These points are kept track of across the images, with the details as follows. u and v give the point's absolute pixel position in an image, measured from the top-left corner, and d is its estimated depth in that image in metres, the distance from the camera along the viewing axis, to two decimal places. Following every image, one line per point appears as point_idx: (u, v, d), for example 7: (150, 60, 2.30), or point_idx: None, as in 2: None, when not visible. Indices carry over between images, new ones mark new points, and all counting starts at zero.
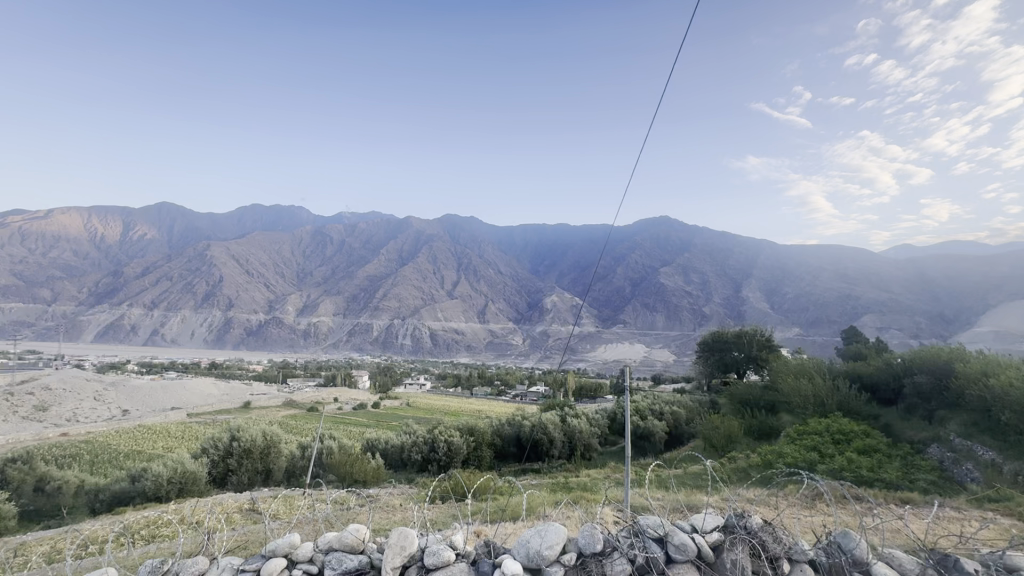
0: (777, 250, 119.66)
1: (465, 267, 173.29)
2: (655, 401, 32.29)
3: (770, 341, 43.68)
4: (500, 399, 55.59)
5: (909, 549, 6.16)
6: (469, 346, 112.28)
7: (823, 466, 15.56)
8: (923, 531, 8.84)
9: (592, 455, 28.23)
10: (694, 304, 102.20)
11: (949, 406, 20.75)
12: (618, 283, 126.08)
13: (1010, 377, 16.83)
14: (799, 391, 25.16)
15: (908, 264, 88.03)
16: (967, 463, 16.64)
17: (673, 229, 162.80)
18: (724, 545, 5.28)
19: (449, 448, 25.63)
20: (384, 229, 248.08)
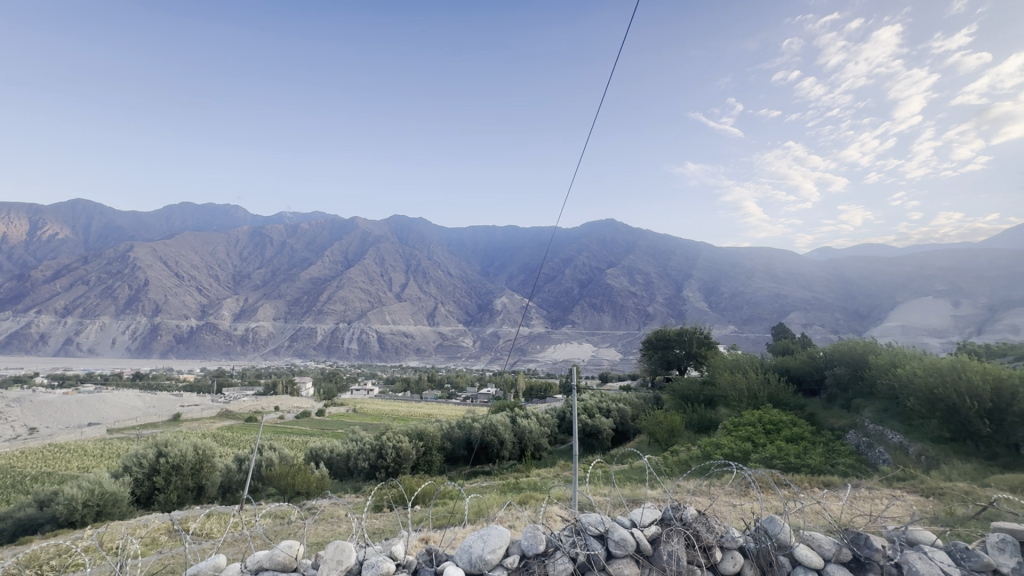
0: (714, 253, 127.03)
1: (414, 268, 170.32)
2: (602, 399, 33.12)
3: (709, 338, 45.95)
4: (451, 402, 55.07)
5: (825, 528, 6.62)
6: (419, 349, 110.25)
7: (757, 456, 16.52)
8: (838, 511, 9.65)
9: (542, 455, 28.51)
10: (639, 304, 105.74)
11: (863, 395, 22.80)
12: (567, 284, 128.21)
13: (913, 368, 18.66)
14: (734, 385, 26.65)
15: (827, 268, 97.34)
16: (879, 446, 18.19)
17: (618, 233, 168.48)
18: (661, 537, 5.45)
19: (398, 452, 25.11)
20: (328, 230, 239.45)
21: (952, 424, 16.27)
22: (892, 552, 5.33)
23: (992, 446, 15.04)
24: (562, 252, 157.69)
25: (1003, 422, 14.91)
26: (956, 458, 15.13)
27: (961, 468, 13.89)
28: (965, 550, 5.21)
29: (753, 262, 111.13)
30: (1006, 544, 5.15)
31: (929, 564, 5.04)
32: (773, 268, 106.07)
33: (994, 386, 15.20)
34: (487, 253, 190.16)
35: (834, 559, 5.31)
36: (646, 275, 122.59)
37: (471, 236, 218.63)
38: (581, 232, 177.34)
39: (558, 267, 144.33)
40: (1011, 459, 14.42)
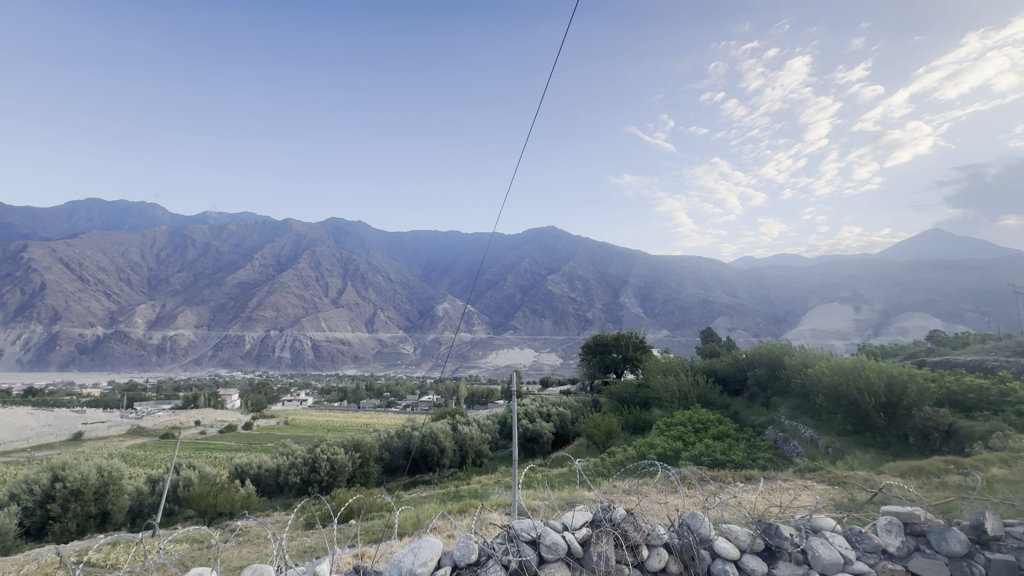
0: (648, 262, 133.30)
1: (352, 273, 164.29)
2: (542, 404, 33.54)
3: (644, 342, 47.94)
4: (390, 411, 53.53)
5: (741, 519, 7.06)
6: (357, 357, 106.27)
7: (686, 454, 17.41)
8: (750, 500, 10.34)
9: (483, 461, 28.34)
10: (578, 310, 108.37)
11: (780, 393, 24.67)
12: (509, 290, 128.86)
13: (822, 368, 20.44)
14: (667, 387, 27.96)
15: (748, 276, 105.58)
16: (793, 439, 19.69)
17: (559, 240, 172.72)
18: (592, 539, 5.57)
19: (333, 465, 24.05)
20: (259, 232, 226.29)
21: (854, 418, 17.94)
22: (796, 537, 5.82)
23: (886, 437, 16.74)
24: (504, 258, 158.64)
25: (895, 415, 16.66)
26: (857, 448, 16.68)
27: (861, 457, 15.34)
28: (860, 533, 5.77)
29: (683, 270, 117.88)
30: (893, 525, 5.74)
31: (828, 548, 5.54)
32: (702, 275, 113.03)
33: (888, 382, 16.94)
34: (429, 259, 187.43)
35: (748, 549, 5.68)
36: (585, 281, 126.17)
37: (412, 241, 214.62)
38: (523, 238, 179.25)
39: (500, 274, 145.20)
40: (901, 447, 16.14)
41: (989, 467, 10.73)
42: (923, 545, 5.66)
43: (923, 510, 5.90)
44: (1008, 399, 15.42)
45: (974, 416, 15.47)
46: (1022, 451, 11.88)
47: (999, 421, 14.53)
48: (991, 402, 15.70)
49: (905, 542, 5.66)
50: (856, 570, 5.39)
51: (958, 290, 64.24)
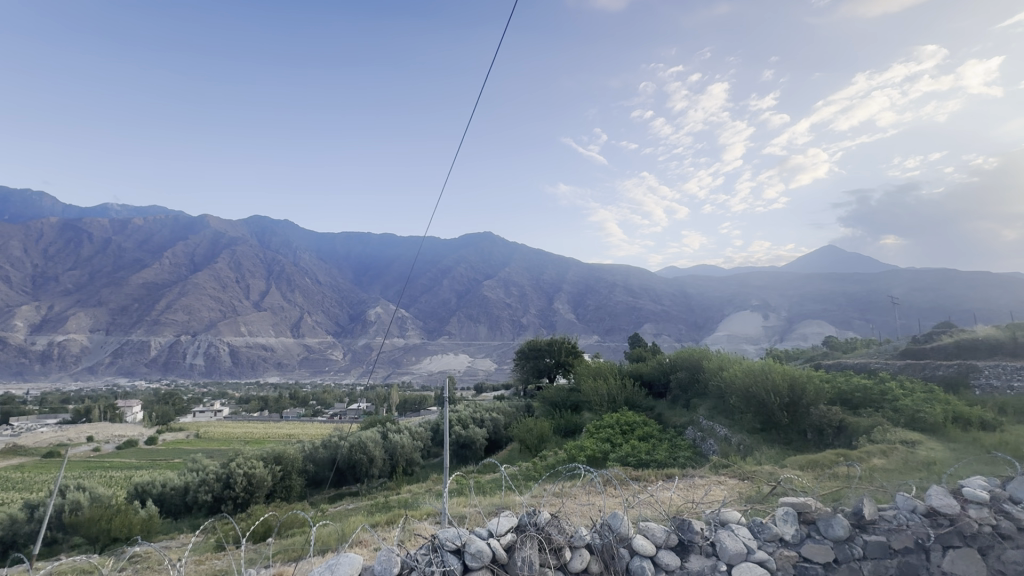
0: (581, 269, 137.57)
1: (276, 274, 154.73)
2: (476, 410, 33.38)
3: (576, 347, 49.30)
4: (316, 420, 50.82)
5: (659, 516, 7.38)
6: (280, 363, 100.10)
7: (613, 455, 18.04)
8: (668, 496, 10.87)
9: (414, 469, 27.67)
10: (513, 316, 109.40)
11: (699, 395, 26.29)
12: (444, 295, 127.45)
13: (735, 371, 22.11)
14: (597, 391, 28.93)
15: (673, 284, 112.42)
16: (709, 438, 21.02)
17: (495, 246, 173.88)
18: (516, 545, 5.61)
19: (251, 479, 22.46)
20: (170, 228, 207.38)
21: (763, 417, 19.53)
22: (708, 531, 6.22)
23: (789, 433, 18.39)
24: (440, 262, 156.87)
25: (796, 413, 18.35)
26: (764, 444, 18.14)
27: (768, 453, 16.73)
28: (761, 524, 6.24)
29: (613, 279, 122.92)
30: (789, 514, 6.28)
31: (734, 539, 5.98)
32: (631, 283, 118.45)
33: (790, 383, 18.65)
34: (361, 262, 181.14)
35: (664, 544, 5.98)
36: (521, 287, 127.81)
37: (343, 242, 206.27)
38: (459, 243, 178.30)
39: (436, 278, 143.33)
40: (801, 442, 17.76)
41: (869, 458, 12.12)
42: (813, 532, 6.23)
43: (813, 500, 6.51)
44: (887, 397, 17.53)
45: (860, 412, 17.39)
46: (897, 442, 13.53)
47: (880, 416, 16.46)
48: (873, 399, 17.76)
49: (799, 529, 6.21)
50: (758, 558, 5.83)
51: (847, 302, 73.10)
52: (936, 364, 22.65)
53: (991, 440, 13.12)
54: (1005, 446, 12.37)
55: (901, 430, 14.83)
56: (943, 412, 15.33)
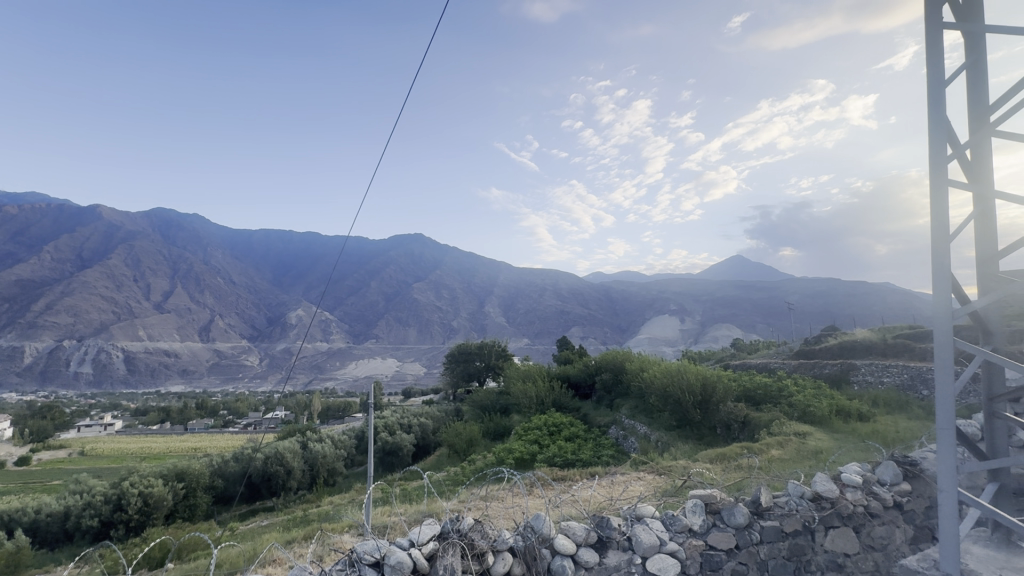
0: (512, 273, 139.29)
1: (183, 272, 141.65)
2: (403, 415, 32.54)
3: (506, 350, 49.69)
4: (227, 431, 46.89)
5: (579, 514, 7.53)
6: (185, 371, 91.42)
7: (541, 457, 18.35)
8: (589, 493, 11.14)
9: (336, 480, 26.43)
10: (444, 319, 108.35)
11: (622, 395, 27.49)
12: (372, 297, 123.19)
13: (654, 372, 23.42)
14: (526, 394, 29.37)
15: (599, 289, 117.09)
16: (630, 436, 22.01)
17: (426, 247, 171.29)
18: (438, 553, 5.53)
19: (147, 499, 20.17)
20: (51, 218, 182.04)
21: (678, 414, 20.81)
22: (625, 527, 6.48)
23: (701, 429, 19.66)
24: (368, 263, 151.69)
25: (707, 410, 19.75)
26: (680, 440, 19.26)
27: (682, 449, 17.78)
28: (672, 516, 6.62)
29: (543, 283, 125.86)
30: (697, 506, 6.67)
31: (648, 533, 6.29)
32: (559, 287, 121.78)
33: (702, 383, 20.06)
34: (281, 261, 170.62)
35: (583, 543, 6.14)
36: (452, 291, 126.90)
37: (260, 240, 193.11)
38: (389, 244, 173.58)
39: (363, 279, 138.37)
40: (711, 437, 19.04)
41: (768, 450, 13.30)
42: (717, 521, 6.68)
43: (719, 491, 6.97)
44: (783, 393, 19.37)
45: (762, 407, 19.07)
46: (791, 434, 14.98)
47: (778, 410, 18.08)
48: (772, 395, 19.56)
49: (706, 519, 6.62)
50: (669, 549, 6.20)
51: (751, 306, 80.34)
52: (824, 364, 25.41)
53: (865, 429, 14.96)
54: (876, 435, 14.17)
55: (795, 423, 16.40)
56: (828, 406, 17.23)
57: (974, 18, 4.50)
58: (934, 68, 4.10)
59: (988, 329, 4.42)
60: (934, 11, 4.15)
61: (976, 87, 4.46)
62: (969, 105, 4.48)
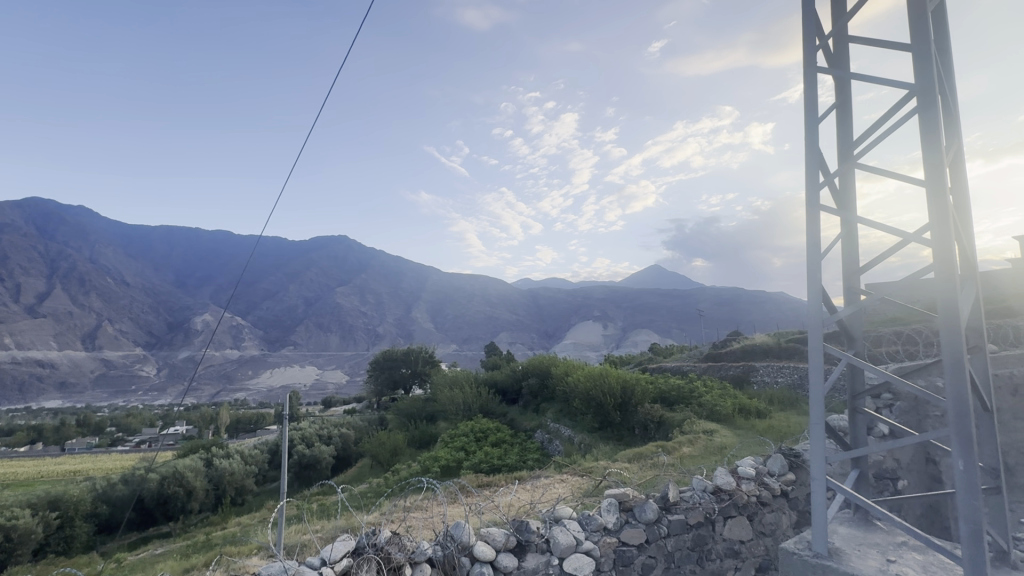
0: (441, 278, 137.87)
1: (64, 270, 124.41)
2: (323, 426, 30.79)
3: (433, 357, 48.99)
4: (116, 450, 41.75)
5: (498, 521, 7.52)
6: (64, 383, 80.22)
7: (467, 463, 18.24)
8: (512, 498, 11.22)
9: (244, 499, 24.47)
10: (368, 325, 104.84)
11: (547, 399, 28.09)
12: (290, 301, 115.97)
13: (578, 376, 24.21)
14: (453, 400, 29.08)
15: (527, 295, 119.13)
16: (555, 439, 22.56)
17: (350, 249, 164.84)
18: (352, 571, 5.32)
19: (10, 533, 17.40)
20: None
21: (600, 417, 21.65)
22: (545, 530, 6.60)
23: (621, 429, 20.58)
24: (286, 265, 142.96)
25: (626, 412, 20.73)
26: (601, 442, 20.02)
27: (604, 450, 18.47)
28: (589, 516, 6.85)
29: (472, 289, 125.88)
30: (612, 504, 6.98)
31: (565, 534, 6.46)
32: (488, 293, 122.49)
33: (622, 387, 21.04)
34: (185, 261, 155.45)
35: (503, 548, 6.18)
36: (378, 295, 123.03)
37: (161, 236, 174.89)
38: (310, 245, 164.42)
39: (281, 280, 129.95)
40: (630, 437, 19.97)
41: (680, 448, 14.22)
42: (630, 518, 7.01)
43: (631, 489, 7.32)
44: (694, 393, 20.82)
45: (674, 407, 20.33)
46: (700, 432, 16.17)
47: (689, 410, 19.34)
48: (684, 396, 20.92)
49: (619, 517, 6.94)
50: (585, 549, 6.42)
51: (666, 313, 85.90)
52: (728, 366, 27.68)
53: (762, 425, 16.46)
54: (772, 430, 15.65)
55: (703, 422, 17.67)
56: (731, 405, 18.78)
57: (842, 64, 5.19)
58: (812, 105, 4.66)
59: (852, 334, 5.07)
60: (810, 54, 4.71)
61: (845, 125, 5.12)
62: (838, 139, 5.16)
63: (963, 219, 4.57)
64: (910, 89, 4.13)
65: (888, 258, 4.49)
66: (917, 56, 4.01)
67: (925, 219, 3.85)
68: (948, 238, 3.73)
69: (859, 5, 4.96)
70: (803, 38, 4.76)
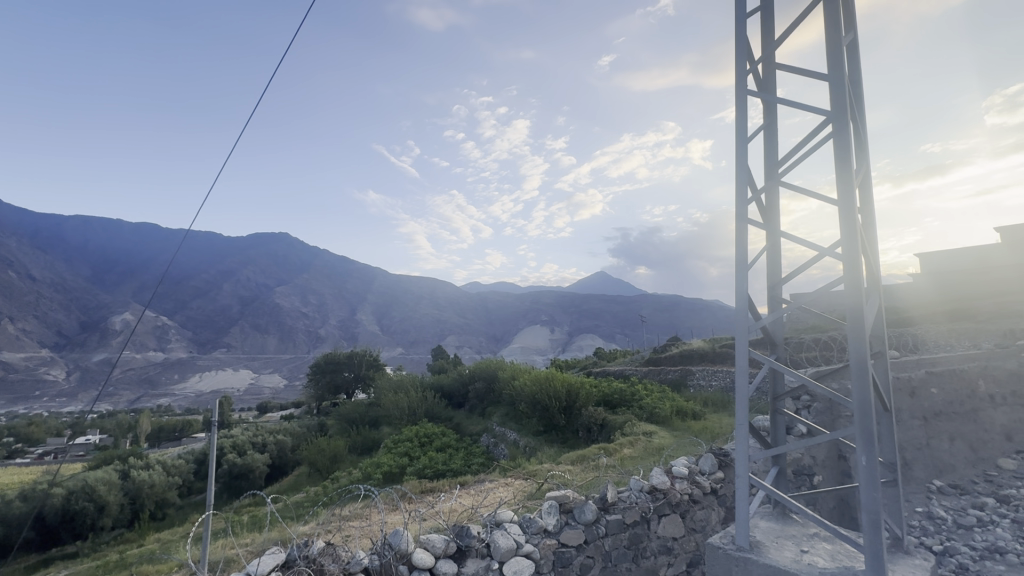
0: (387, 280, 134.79)
1: None
2: (257, 433, 29.11)
3: (377, 360, 47.76)
4: (14, 463, 37.46)
5: (437, 528, 7.38)
6: None
7: (411, 469, 17.91)
8: (453, 504, 11.03)
9: (165, 513, 22.66)
10: (310, 326, 100.65)
11: (493, 403, 28.10)
12: (224, 300, 109.19)
13: (524, 380, 24.44)
14: (397, 405, 28.47)
15: (475, 299, 118.98)
16: (500, 443, 22.70)
17: (291, 247, 157.61)
18: None
19: None
20: None
21: (544, 419, 21.94)
22: (486, 533, 6.60)
23: (566, 433, 20.93)
24: (221, 262, 134.59)
25: (571, 415, 21.11)
26: (546, 445, 20.31)
27: (548, 453, 18.72)
28: (529, 519, 6.90)
29: (420, 291, 124.03)
30: (552, 507, 7.06)
31: (506, 537, 6.46)
32: (436, 296, 121.13)
33: (567, 390, 21.45)
34: (101, 255, 142.09)
35: (442, 554, 6.11)
36: (320, 296, 118.56)
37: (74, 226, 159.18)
38: (246, 242, 155.41)
39: (214, 278, 122.18)
40: (574, 439, 20.32)
41: (621, 449, 14.68)
42: (570, 520, 7.13)
43: (572, 490, 7.44)
44: (635, 396, 21.49)
45: (616, 410, 20.92)
46: (640, 434, 16.74)
47: (630, 412, 19.98)
48: (626, 399, 21.55)
49: (559, 518, 7.04)
50: (525, 551, 6.47)
51: (610, 318, 88.65)
52: (667, 370, 28.91)
53: (697, 426, 17.29)
54: (705, 431, 16.49)
55: (643, 424, 18.32)
56: (668, 408, 19.58)
57: (770, 88, 5.58)
58: (740, 125, 4.98)
59: (773, 339, 5.43)
60: (741, 78, 5.02)
61: (770, 146, 5.51)
62: (766, 157, 5.53)
63: (869, 238, 5.02)
64: (826, 115, 4.51)
65: (809, 269, 4.84)
66: (833, 86, 4.38)
67: (837, 236, 4.20)
68: (857, 253, 4.08)
69: (784, 35, 5.36)
70: (735, 62, 5.07)
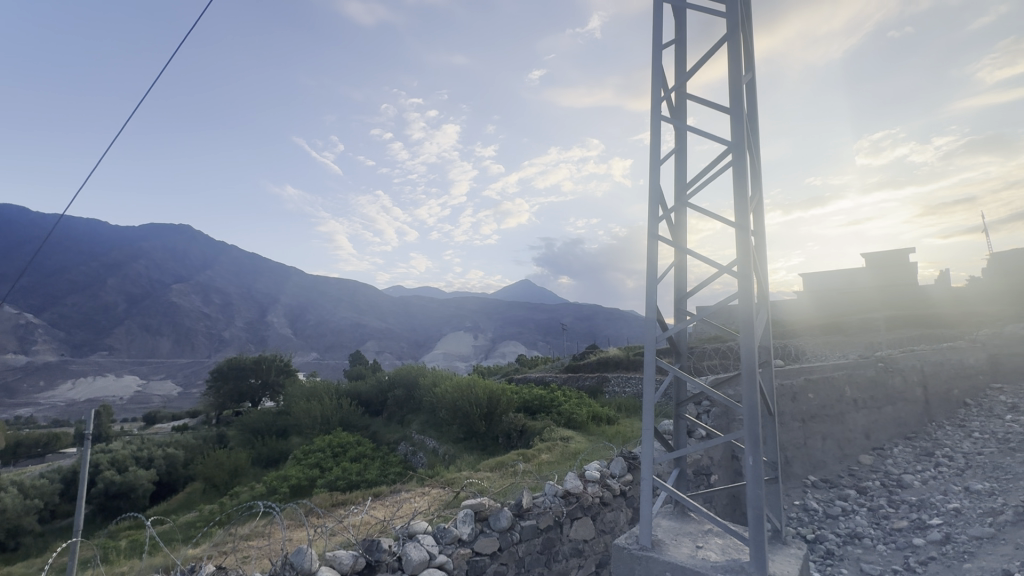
0: (303, 280, 127.09)
1: None
2: (141, 446, 25.97)
3: (289, 365, 44.81)
4: None
5: (346, 544, 7.02)
6: None
7: (322, 481, 16.95)
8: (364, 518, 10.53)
9: (19, 543, 19.42)
10: (211, 328, 92.02)
11: (413, 410, 27.42)
12: (107, 296, 96.79)
13: (445, 387, 24.16)
14: (309, 413, 26.88)
15: (398, 302, 115.68)
16: (419, 451, 22.25)
17: (193, 240, 143.59)
18: None
19: None
20: None
21: (465, 426, 21.81)
22: (398, 546, 6.40)
23: (486, 439, 20.90)
24: (105, 253, 119.25)
25: (491, 421, 21.20)
26: (465, 451, 20.14)
27: (467, 460, 18.56)
28: (444, 529, 6.79)
29: (339, 293, 118.33)
30: (468, 515, 7.05)
31: (419, 549, 6.31)
32: (356, 299, 116.19)
33: (488, 397, 21.51)
34: None
35: (348, 570, 5.85)
36: (225, 296, 109.07)
37: None
38: (138, 232, 139.18)
39: (96, 271, 107.92)
40: (494, 446, 20.35)
41: (539, 455, 14.92)
42: (484, 527, 7.13)
43: (487, 498, 7.42)
44: (554, 402, 21.89)
45: (536, 416, 21.19)
46: (557, 439, 17.16)
47: (549, 418, 20.36)
48: (545, 404, 21.85)
49: (474, 527, 7.02)
50: (437, 562, 6.35)
51: (533, 325, 90.35)
52: (585, 377, 29.90)
53: (611, 431, 18.04)
54: (618, 435, 17.23)
55: (561, 429, 18.78)
56: (585, 414, 20.24)
57: (681, 116, 6.03)
58: (655, 147, 5.33)
59: (678, 349, 5.84)
60: (657, 104, 5.39)
61: (679, 167, 5.97)
62: (676, 180, 5.97)
63: (760, 258, 5.57)
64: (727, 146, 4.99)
65: (711, 284, 5.26)
66: (735, 119, 4.83)
67: (734, 255, 4.63)
68: (749, 271, 4.52)
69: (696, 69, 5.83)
70: (651, 89, 5.43)
